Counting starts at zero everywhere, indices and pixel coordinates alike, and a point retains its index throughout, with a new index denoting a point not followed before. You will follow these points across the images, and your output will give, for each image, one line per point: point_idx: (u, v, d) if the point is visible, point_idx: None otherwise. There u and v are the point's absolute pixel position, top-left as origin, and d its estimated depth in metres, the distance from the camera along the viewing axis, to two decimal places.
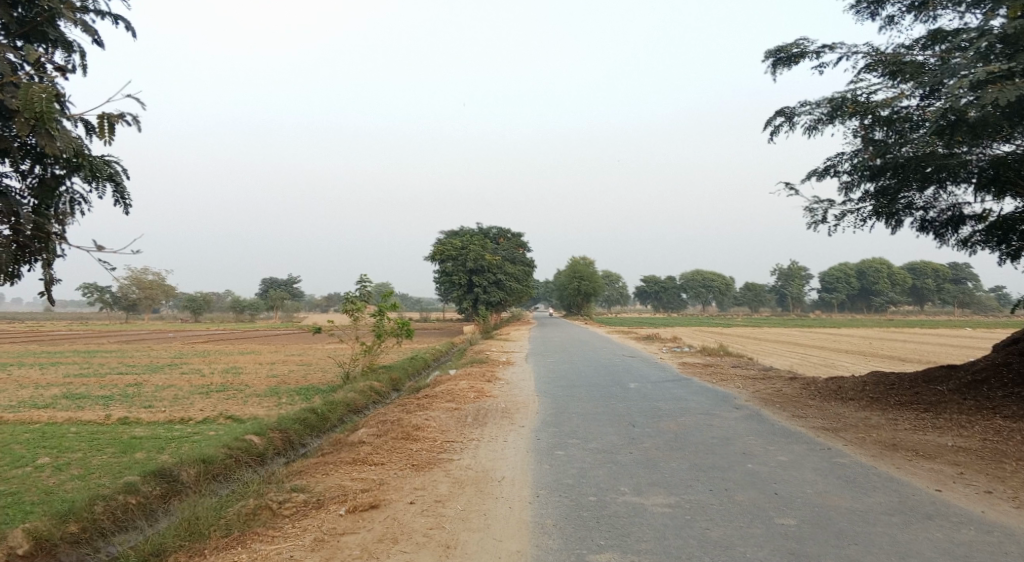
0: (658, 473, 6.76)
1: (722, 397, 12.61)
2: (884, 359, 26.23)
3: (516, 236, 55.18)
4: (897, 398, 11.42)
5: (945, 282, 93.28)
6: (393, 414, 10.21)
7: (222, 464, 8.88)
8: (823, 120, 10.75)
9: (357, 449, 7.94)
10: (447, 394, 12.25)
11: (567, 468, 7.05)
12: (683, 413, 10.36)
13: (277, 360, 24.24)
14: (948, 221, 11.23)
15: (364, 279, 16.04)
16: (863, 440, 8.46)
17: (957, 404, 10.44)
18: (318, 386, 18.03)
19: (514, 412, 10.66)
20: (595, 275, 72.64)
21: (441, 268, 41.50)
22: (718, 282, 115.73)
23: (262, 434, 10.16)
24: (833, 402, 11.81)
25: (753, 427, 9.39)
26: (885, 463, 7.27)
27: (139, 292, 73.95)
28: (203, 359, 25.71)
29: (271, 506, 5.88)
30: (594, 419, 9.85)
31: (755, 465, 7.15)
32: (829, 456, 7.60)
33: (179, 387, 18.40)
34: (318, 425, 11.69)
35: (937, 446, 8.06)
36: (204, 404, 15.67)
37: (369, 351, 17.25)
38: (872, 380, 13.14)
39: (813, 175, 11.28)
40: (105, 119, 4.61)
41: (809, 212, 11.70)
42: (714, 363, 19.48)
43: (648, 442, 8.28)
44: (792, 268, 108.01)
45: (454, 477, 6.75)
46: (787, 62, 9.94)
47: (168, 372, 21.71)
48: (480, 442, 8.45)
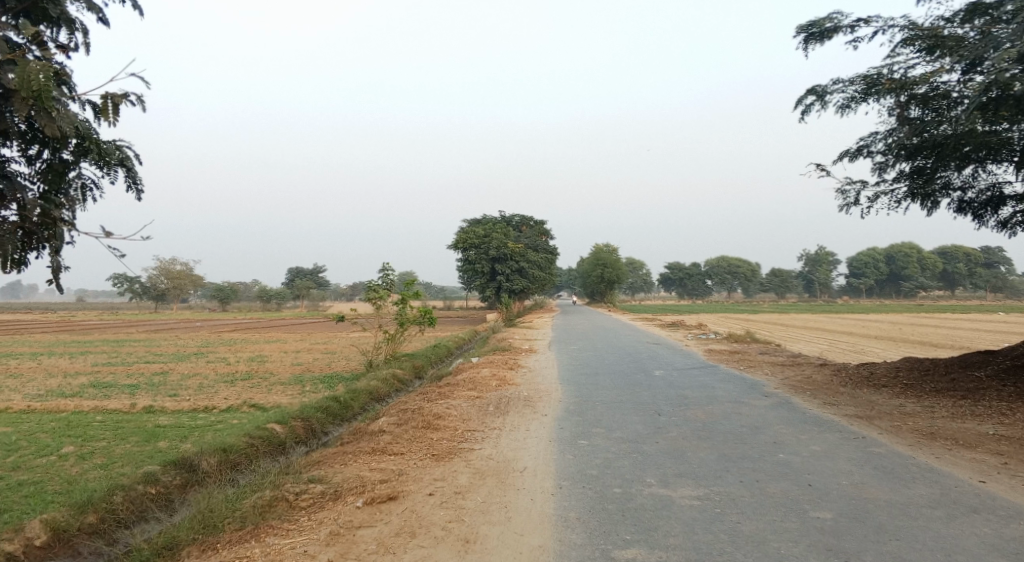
0: (686, 463, 6.53)
1: (751, 384, 12.31)
2: (917, 345, 25.65)
3: (540, 224, 54.89)
4: (933, 385, 11.04)
5: (977, 266, 91.48)
6: (415, 403, 10.09)
7: (242, 453, 8.82)
8: (856, 99, 10.36)
9: (376, 439, 7.80)
10: (469, 382, 12.09)
11: (591, 459, 6.83)
12: (711, 401, 10.10)
13: (301, 349, 24.30)
14: (988, 201, 10.77)
15: (386, 268, 15.91)
16: (900, 429, 8.14)
17: (996, 390, 10.05)
18: (341, 374, 18.01)
19: (536, 400, 10.47)
20: (619, 262, 72.09)
21: (464, 256, 41.44)
22: (744, 268, 114.49)
23: (284, 423, 10.09)
24: (866, 389, 11.46)
25: (783, 415, 9.09)
26: (923, 452, 6.97)
27: (168, 281, 75.37)
28: (228, 348, 25.88)
29: (288, 498, 5.77)
30: (619, 408, 9.62)
31: (787, 454, 6.88)
32: (863, 445, 7.30)
33: (205, 376, 18.51)
34: (340, 413, 11.61)
35: (978, 435, 7.72)
36: (228, 393, 15.70)
37: (392, 339, 17.18)
38: (905, 366, 12.76)
39: (846, 156, 10.90)
40: (109, 99, 4.44)
41: (841, 194, 11.34)
42: (741, 350, 19.13)
43: (674, 431, 8.04)
44: (820, 254, 106.39)
45: (475, 468, 6.58)
46: (820, 37, 9.55)
47: (194, 361, 21.85)
48: (502, 431, 8.27)
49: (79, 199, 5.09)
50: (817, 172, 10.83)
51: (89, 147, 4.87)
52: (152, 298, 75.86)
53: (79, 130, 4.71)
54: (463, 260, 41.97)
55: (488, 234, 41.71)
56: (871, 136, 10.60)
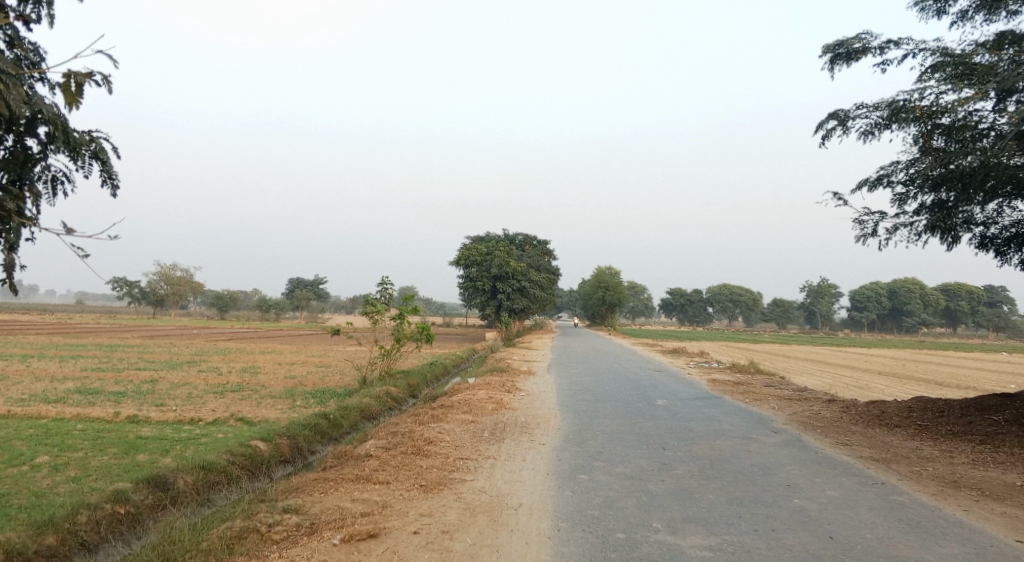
0: (695, 507, 6.04)
1: (757, 418, 11.79)
2: (922, 382, 25.09)
3: (543, 244, 54.51)
4: (949, 428, 10.54)
5: (979, 304, 90.91)
6: (405, 425, 9.59)
7: (222, 472, 8.32)
8: (879, 125, 9.97)
9: (362, 465, 7.28)
10: (464, 405, 11.58)
11: (592, 497, 6.32)
12: (717, 436, 9.58)
13: (295, 361, 23.77)
14: (1011, 238, 10.34)
15: (384, 282, 15.44)
16: (920, 476, 7.63)
17: (1016, 435, 9.55)
18: (334, 389, 17.51)
19: (534, 427, 9.97)
20: (620, 285, 71.62)
21: (465, 273, 41.02)
22: (746, 297, 114.00)
23: (269, 440, 9.59)
24: (878, 429, 10.96)
25: (795, 455, 8.57)
26: (950, 503, 6.47)
27: (167, 287, 75.12)
28: (222, 357, 25.36)
29: (260, 529, 5.28)
30: (621, 439, 9.11)
31: (804, 500, 6.38)
32: (884, 492, 6.79)
33: (195, 386, 17.99)
34: (329, 431, 11.10)
35: (1004, 486, 7.20)
36: (217, 405, 15.18)
37: (387, 355, 16.67)
38: (918, 405, 12.23)
39: (864, 185, 10.50)
40: (72, 79, 4.04)
41: (858, 224, 10.92)
42: (745, 381, 18.55)
43: (680, 469, 7.54)
44: (821, 286, 106.18)
45: (464, 502, 6.08)
46: (847, 59, 9.18)
47: (186, 370, 21.33)
48: (497, 460, 7.77)
49: (47, 192, 4.67)
50: (834, 200, 10.42)
51: (57, 134, 4.45)
52: (150, 303, 75.55)
53: (45, 114, 4.32)
54: (465, 277, 41.49)
55: (491, 252, 41.29)
56: (892, 165, 10.20)
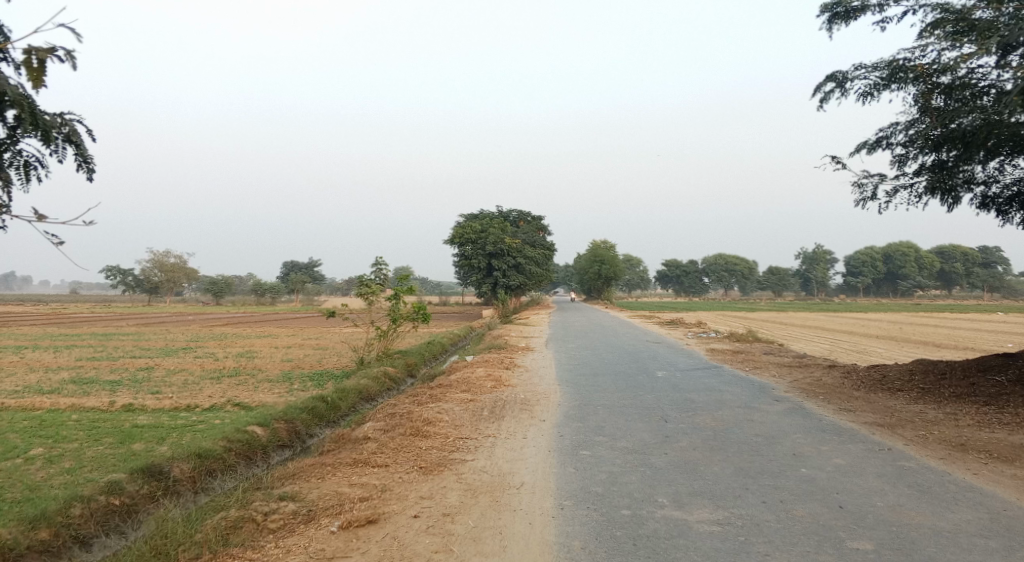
0: (701, 480, 5.92)
1: (758, 387, 11.67)
2: (919, 345, 25.08)
3: (537, 219, 54.23)
4: (952, 390, 10.43)
5: (974, 266, 91.11)
6: (403, 406, 9.43)
7: (219, 459, 8.18)
8: (878, 86, 9.75)
9: (360, 448, 7.13)
10: (462, 384, 11.42)
11: (595, 473, 6.18)
12: (719, 406, 9.46)
13: (292, 345, 23.60)
14: (1014, 197, 10.17)
15: (379, 262, 15.24)
16: (926, 440, 7.51)
17: (1020, 395, 9.43)
18: (332, 371, 17.36)
19: (534, 404, 9.83)
20: (616, 258, 71.50)
21: (460, 251, 40.86)
22: (741, 266, 114.09)
23: (266, 425, 9.44)
24: (881, 394, 10.85)
25: (798, 423, 8.45)
26: (959, 467, 6.36)
27: (161, 274, 74.85)
28: (219, 343, 25.16)
29: (256, 518, 5.14)
30: (623, 414, 8.97)
31: (811, 469, 6.26)
32: (892, 458, 6.67)
33: (191, 372, 17.84)
34: (327, 414, 10.95)
35: (1012, 447, 7.08)
36: (214, 391, 15.02)
37: (384, 336, 16.49)
38: (919, 368, 12.14)
39: (863, 148, 10.30)
40: (34, 55, 3.79)
41: (857, 188, 10.74)
42: (744, 350, 18.46)
43: (684, 441, 7.41)
44: (816, 253, 106.24)
45: (465, 483, 5.94)
46: (845, 17, 8.94)
47: (182, 356, 21.14)
48: (497, 439, 7.64)
49: (20, 179, 4.45)
50: (833, 164, 10.21)
51: (24, 117, 4.21)
52: (145, 291, 75.22)
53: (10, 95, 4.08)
54: (460, 255, 41.28)
55: (485, 230, 41.08)
56: (892, 126, 9.99)
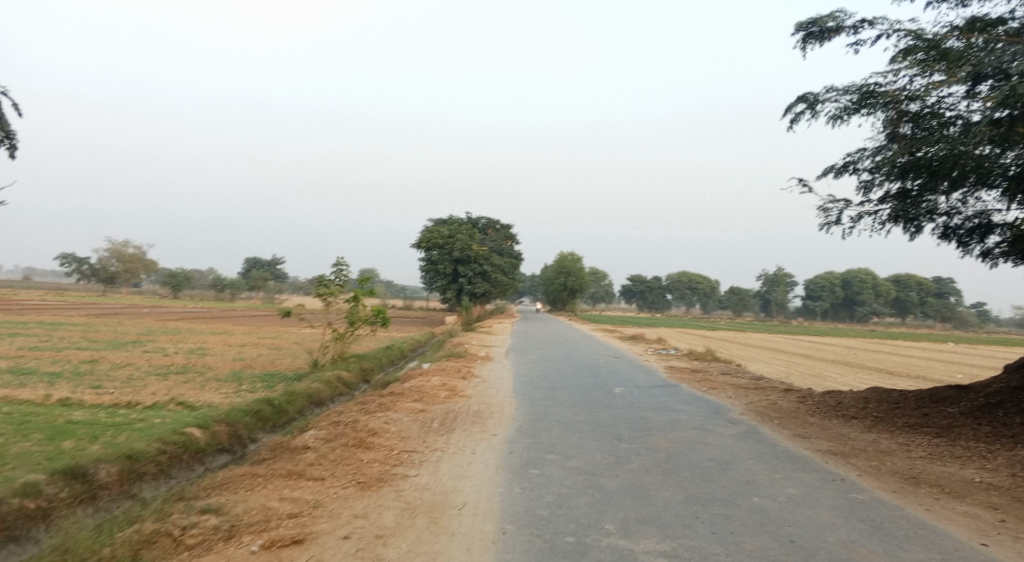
0: (651, 506, 5.70)
1: (715, 408, 11.55)
2: (874, 372, 25.34)
3: (506, 228, 54.09)
4: (905, 420, 10.42)
5: (928, 296, 93.28)
6: (349, 414, 9.09)
7: (151, 462, 7.75)
8: (849, 109, 9.72)
9: (298, 458, 6.79)
10: (415, 392, 11.09)
11: (542, 494, 5.93)
12: (674, 427, 9.28)
13: (246, 343, 22.94)
14: (975, 229, 10.23)
15: (339, 262, 14.80)
16: (879, 471, 7.40)
17: (971, 429, 9.43)
18: (284, 372, 16.84)
19: (486, 416, 9.54)
20: (582, 271, 71.77)
21: (427, 256, 40.41)
22: (704, 284, 115.42)
23: (206, 427, 9.00)
24: (835, 421, 10.81)
25: (752, 448, 8.31)
26: (911, 502, 6.24)
27: (119, 264, 73.10)
28: (170, 337, 24.36)
29: (173, 533, 4.82)
30: (576, 431, 8.74)
31: (762, 498, 6.09)
32: (844, 490, 6.54)
33: (137, 367, 17.15)
34: (273, 418, 10.51)
35: (964, 482, 7.01)
36: (158, 388, 14.42)
37: (340, 338, 16.03)
38: (874, 396, 12.16)
39: (830, 171, 10.28)
40: None
41: (822, 212, 10.71)
42: (703, 368, 18.47)
43: (636, 463, 7.19)
44: (777, 275, 107.93)
45: (404, 501, 5.65)
46: (820, 37, 8.90)
47: (129, 350, 20.37)
48: (444, 453, 7.34)
49: None
50: (800, 186, 10.17)
51: None
52: (100, 281, 73.27)
53: None
54: (426, 260, 40.85)
55: (453, 235, 40.71)
56: (859, 151, 10.00)
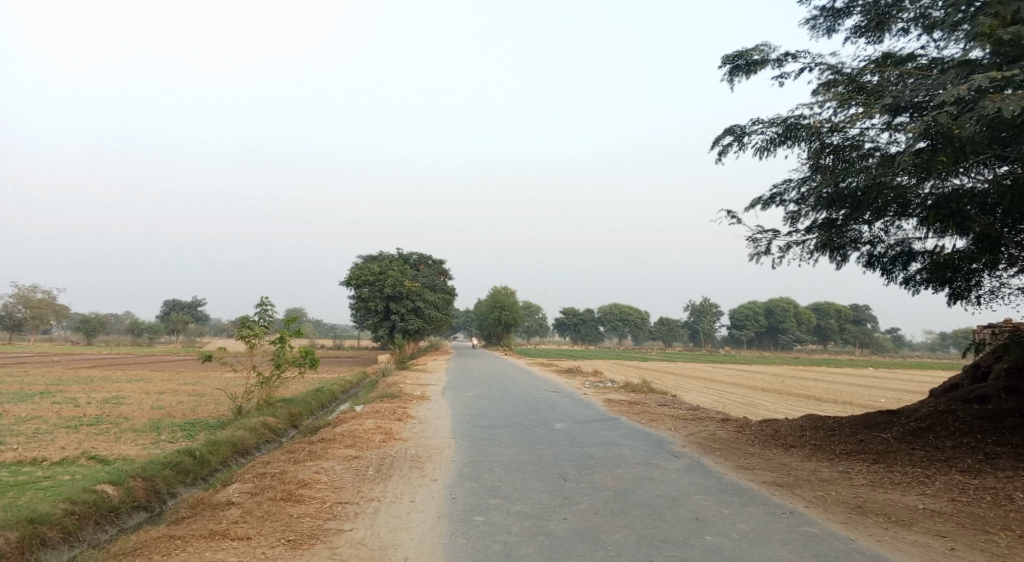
0: (604, 551, 5.45)
1: (656, 441, 11.43)
2: (802, 399, 25.92)
3: (438, 264, 53.72)
4: (841, 447, 10.53)
5: (846, 323, 97.35)
6: (277, 464, 8.50)
7: (56, 525, 7.01)
8: (774, 142, 9.95)
9: (220, 516, 6.26)
10: (348, 437, 10.56)
11: (489, 544, 5.59)
12: (618, 463, 9.07)
13: (167, 390, 21.68)
14: (897, 256, 10.55)
15: (265, 302, 14.13)
16: (826, 502, 7.36)
17: (906, 453, 9.59)
18: (207, 420, 15.89)
19: (425, 460, 9.12)
20: (515, 305, 71.85)
21: (358, 294, 39.54)
22: (635, 317, 117.47)
23: (119, 483, 8.27)
24: (774, 451, 10.83)
25: (698, 482, 8.18)
26: (862, 533, 6.18)
27: (27, 310, 68.92)
28: (82, 386, 22.80)
29: None
30: (520, 472, 8.42)
31: (715, 536, 5.92)
32: (795, 523, 6.43)
33: (44, 420, 15.88)
34: (194, 469, 9.79)
35: (908, 509, 7.02)
36: (67, 442, 13.33)
37: (267, 382, 15.26)
38: (808, 423, 12.31)
39: (758, 203, 10.46)
40: None
41: (752, 242, 10.88)
42: (639, 400, 18.46)
43: (583, 504, 6.93)
44: (703, 306, 110.79)
45: (339, 560, 5.23)
46: (746, 70, 9.09)
47: (37, 401, 18.91)
48: (381, 503, 6.91)
49: None
50: (729, 218, 10.31)
51: None
52: (7, 328, 68.88)
53: None
54: (357, 298, 39.98)
55: (384, 271, 40.08)
56: (785, 183, 10.23)
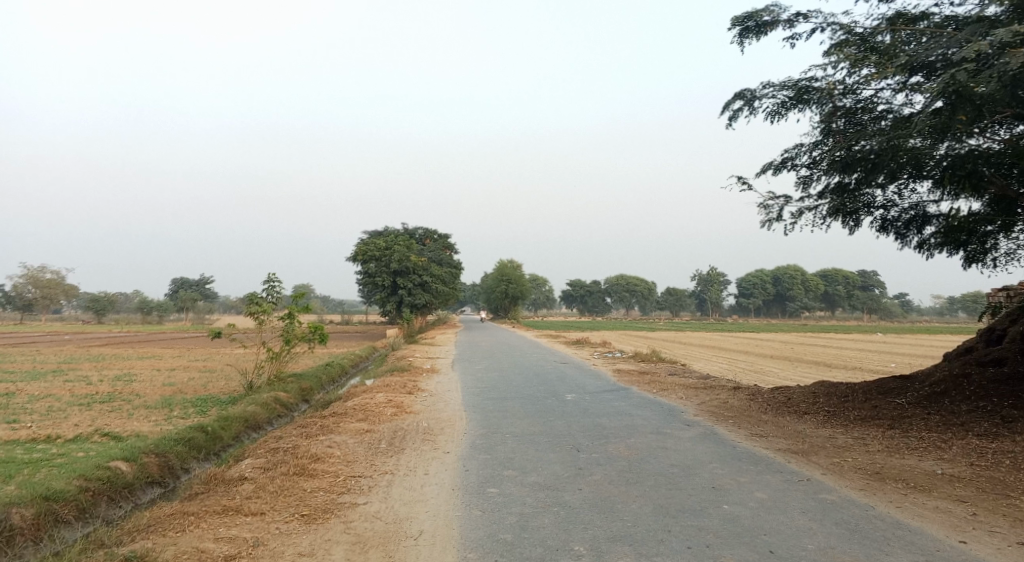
0: (620, 521, 5.39)
1: (669, 411, 11.36)
2: (812, 365, 25.81)
3: (443, 238, 53.55)
4: (856, 413, 10.43)
5: (854, 289, 96.95)
6: (289, 439, 8.47)
7: (71, 502, 7.01)
8: (785, 106, 9.72)
9: (233, 492, 6.22)
10: (359, 411, 10.53)
11: (505, 516, 5.53)
12: (631, 433, 9.00)
13: (177, 367, 21.73)
14: (911, 221, 10.36)
15: (273, 278, 14.02)
16: (843, 469, 7.27)
17: (921, 419, 9.48)
18: (218, 396, 15.92)
19: (437, 433, 9.08)
20: (522, 278, 71.72)
21: (364, 269, 39.48)
22: (642, 287, 117.29)
23: (132, 460, 8.26)
24: (788, 418, 10.74)
25: (713, 451, 8.10)
26: (881, 500, 6.10)
27: (37, 290, 69.23)
28: (93, 365, 22.89)
29: None
30: (532, 443, 8.36)
31: (733, 505, 5.85)
32: (812, 491, 6.36)
33: (57, 398, 15.94)
34: (207, 445, 9.78)
35: (926, 475, 6.94)
36: (81, 419, 13.36)
37: (276, 357, 15.24)
38: (821, 390, 12.20)
39: (769, 168, 10.26)
40: None
41: (764, 208, 10.68)
42: (649, 370, 18.40)
43: (597, 474, 6.87)
44: (711, 275, 110.40)
45: (354, 534, 5.18)
46: (756, 31, 8.83)
47: (49, 380, 18.98)
48: (394, 476, 6.86)
49: None
50: (740, 184, 10.11)
51: None
52: (17, 308, 69.30)
53: None
54: (364, 273, 39.90)
55: (391, 246, 39.95)
56: (796, 148, 10.01)
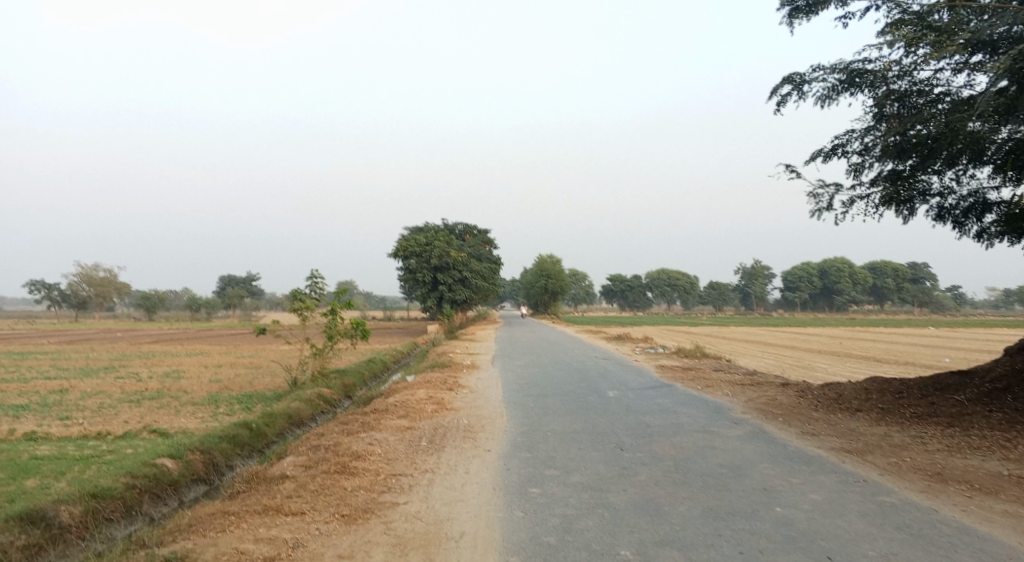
0: (668, 524, 5.20)
1: (714, 408, 11.06)
2: (861, 360, 25.02)
3: (483, 233, 53.56)
4: (912, 410, 10.01)
5: (904, 282, 94.15)
6: (330, 436, 8.46)
7: (119, 499, 7.08)
8: (836, 89, 9.34)
9: (275, 490, 6.19)
10: (400, 407, 10.49)
11: (548, 517, 5.39)
12: (676, 431, 8.76)
13: (223, 363, 22.08)
14: (970, 209, 9.88)
15: (315, 275, 14.09)
16: (901, 469, 6.93)
17: (983, 416, 9.03)
18: (263, 392, 16.10)
19: (478, 430, 8.96)
20: (562, 273, 71.35)
21: (405, 265, 39.69)
22: (683, 281, 115.75)
23: (178, 457, 8.32)
24: (840, 415, 10.36)
25: (762, 450, 7.82)
26: (945, 502, 5.77)
27: (90, 288, 71.37)
28: (144, 361, 23.42)
29: None
30: (574, 441, 8.19)
31: (786, 508, 5.60)
32: (870, 493, 6.05)
33: (109, 394, 16.31)
34: (251, 442, 9.84)
35: (992, 476, 6.56)
36: (131, 415, 13.63)
37: (319, 354, 15.33)
38: (874, 386, 11.74)
39: (819, 155, 9.88)
40: None
41: (814, 198, 10.30)
42: (692, 366, 18.01)
43: (642, 474, 6.66)
44: (754, 268, 108.38)
45: (394, 535, 5.09)
46: (806, 12, 8.50)
47: (102, 377, 19.46)
48: (435, 475, 6.77)
49: None
50: (788, 173, 9.76)
51: None
52: (72, 306, 71.55)
53: None
54: (404, 269, 40.11)
55: (430, 242, 40.07)
56: (848, 134, 9.62)
